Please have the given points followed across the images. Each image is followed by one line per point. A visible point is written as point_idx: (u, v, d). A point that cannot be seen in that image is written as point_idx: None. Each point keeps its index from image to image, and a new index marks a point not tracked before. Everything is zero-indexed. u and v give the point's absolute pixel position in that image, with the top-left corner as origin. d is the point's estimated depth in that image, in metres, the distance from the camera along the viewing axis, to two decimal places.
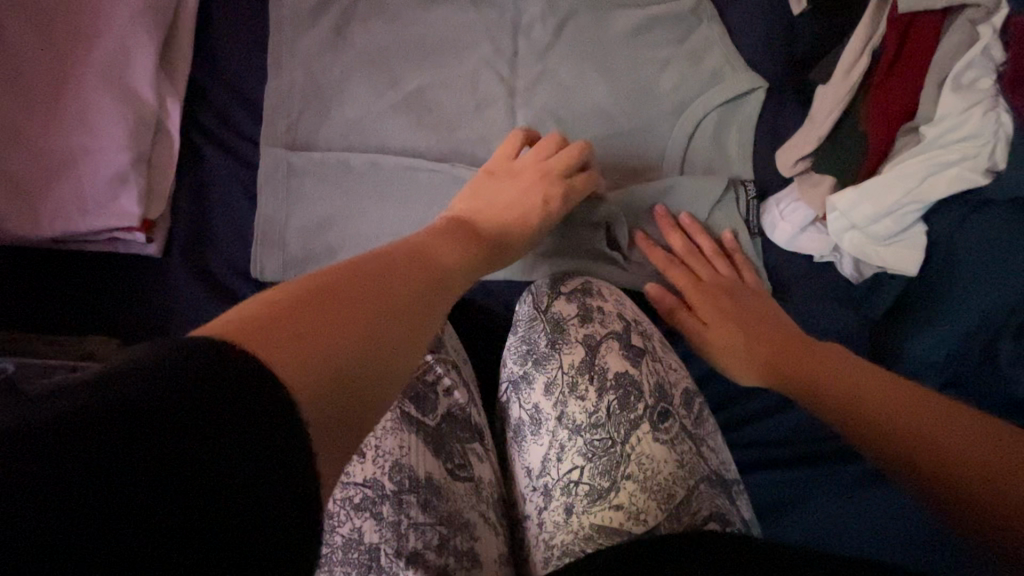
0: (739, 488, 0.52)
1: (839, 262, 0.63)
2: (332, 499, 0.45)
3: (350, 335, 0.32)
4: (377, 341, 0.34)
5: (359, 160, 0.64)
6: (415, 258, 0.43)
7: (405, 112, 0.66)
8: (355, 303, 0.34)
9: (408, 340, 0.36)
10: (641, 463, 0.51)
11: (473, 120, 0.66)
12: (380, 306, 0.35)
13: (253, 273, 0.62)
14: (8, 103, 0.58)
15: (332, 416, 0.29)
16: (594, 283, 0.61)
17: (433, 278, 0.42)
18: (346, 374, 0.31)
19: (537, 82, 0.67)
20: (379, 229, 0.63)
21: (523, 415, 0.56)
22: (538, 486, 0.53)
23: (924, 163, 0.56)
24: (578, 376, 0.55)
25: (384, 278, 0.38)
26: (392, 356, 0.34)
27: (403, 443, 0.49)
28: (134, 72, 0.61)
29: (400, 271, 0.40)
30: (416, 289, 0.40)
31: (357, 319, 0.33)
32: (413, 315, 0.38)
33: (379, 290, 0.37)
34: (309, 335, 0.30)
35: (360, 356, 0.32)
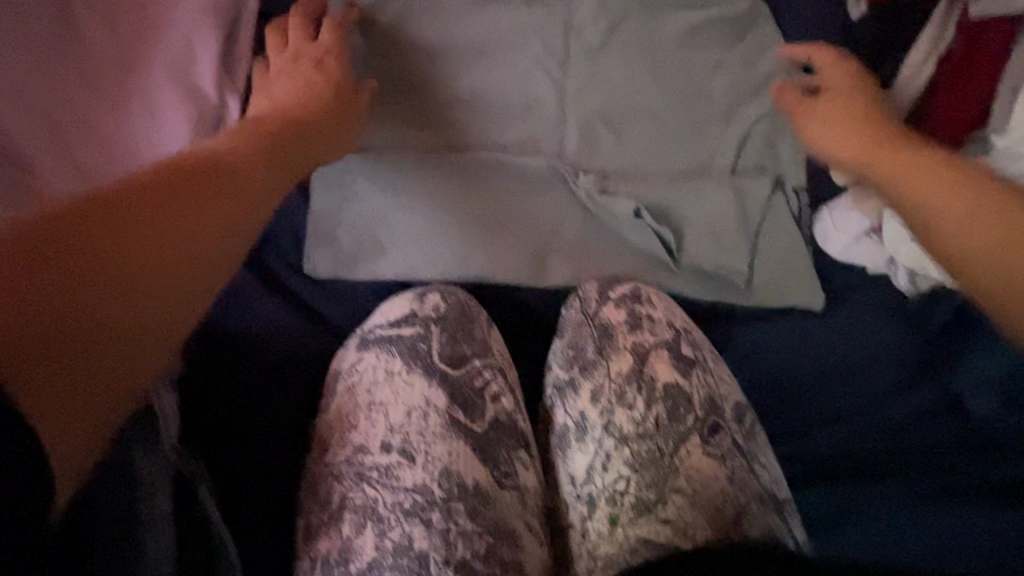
0: (793, 508, 0.51)
1: (894, 274, 0.62)
2: (383, 503, 0.46)
3: (64, 301, 0.32)
4: (137, 306, 0.35)
5: (413, 159, 0.64)
6: (173, 208, 0.39)
7: (455, 111, 0.66)
8: (69, 270, 0.33)
9: (179, 291, 0.37)
10: (689, 478, 0.50)
11: (522, 120, 0.66)
12: (120, 275, 0.34)
13: (306, 268, 0.63)
14: (76, 96, 0.60)
15: (60, 384, 0.32)
16: (643, 288, 0.60)
17: (231, 201, 0.42)
18: (73, 345, 0.32)
19: (589, 84, 0.66)
20: (423, 232, 0.63)
21: (568, 422, 0.55)
22: (582, 495, 0.52)
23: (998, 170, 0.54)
24: (626, 385, 0.54)
25: (145, 214, 0.37)
26: (162, 301, 0.36)
27: (452, 449, 0.49)
28: (196, 69, 0.62)
29: (175, 224, 0.38)
30: (161, 263, 0.36)
31: (109, 272, 0.34)
32: (187, 257, 0.38)
33: (117, 257, 0.35)
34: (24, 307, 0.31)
35: (97, 316, 0.33)
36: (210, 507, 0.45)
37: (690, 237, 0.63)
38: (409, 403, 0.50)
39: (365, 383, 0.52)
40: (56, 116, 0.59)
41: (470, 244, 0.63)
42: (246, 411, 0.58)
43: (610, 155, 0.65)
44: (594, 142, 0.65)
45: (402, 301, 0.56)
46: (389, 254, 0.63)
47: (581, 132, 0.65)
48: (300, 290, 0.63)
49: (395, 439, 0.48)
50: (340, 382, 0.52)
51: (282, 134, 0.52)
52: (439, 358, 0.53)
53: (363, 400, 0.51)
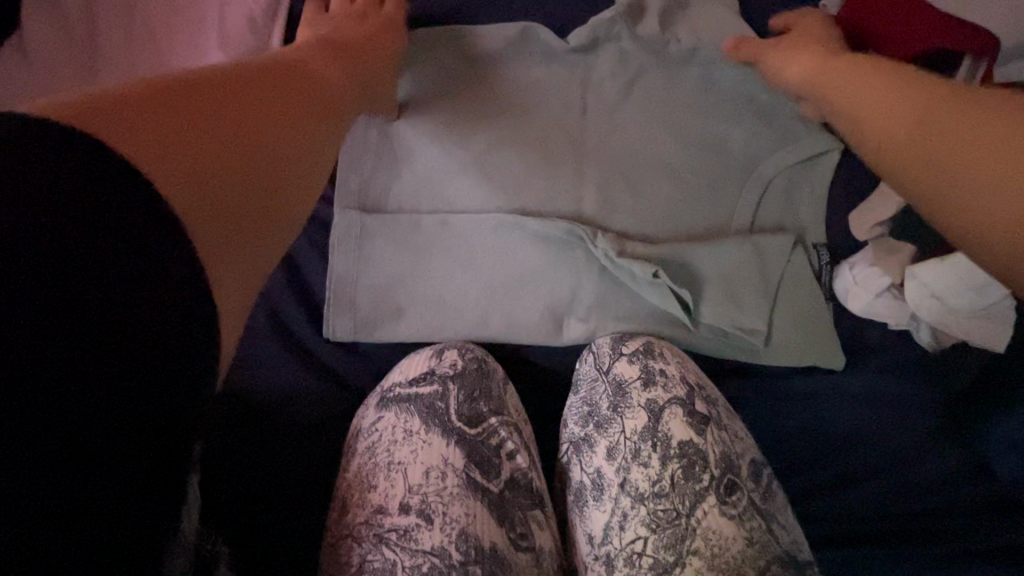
0: (813, 569, 0.50)
1: (916, 330, 0.62)
2: (402, 567, 0.46)
3: (223, 168, 0.34)
4: (265, 164, 0.37)
5: (431, 220, 0.66)
6: (283, 96, 0.41)
7: (474, 170, 0.68)
8: (216, 131, 0.35)
9: (293, 165, 0.40)
10: (707, 539, 0.50)
11: (541, 178, 0.68)
12: (252, 141, 0.37)
13: (326, 333, 0.64)
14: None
15: (227, 226, 0.34)
16: (656, 344, 0.61)
17: (323, 98, 0.45)
18: (230, 201, 0.34)
19: (606, 146, 0.68)
20: (447, 293, 0.65)
21: (584, 479, 0.55)
22: (599, 555, 0.52)
23: None
24: (641, 443, 0.55)
25: (264, 91, 0.40)
26: (283, 168, 0.39)
27: (469, 510, 0.49)
28: None
29: (286, 107, 0.40)
30: (278, 138, 0.39)
31: (246, 135, 0.36)
32: (294, 147, 0.40)
33: (249, 130, 0.37)
34: (189, 151, 0.33)
35: (242, 177, 0.35)
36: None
37: (707, 298, 0.63)
38: (426, 463, 0.51)
39: (384, 441, 0.53)
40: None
41: (493, 304, 0.65)
42: (270, 473, 0.59)
43: (627, 212, 0.67)
44: (613, 201, 0.67)
45: (421, 358, 0.58)
46: (410, 315, 0.65)
47: (600, 193, 0.67)
48: (320, 349, 0.64)
49: (413, 499, 0.49)
50: (361, 440, 0.54)
51: (354, 55, 0.53)
52: (456, 417, 0.55)
53: (381, 459, 0.52)
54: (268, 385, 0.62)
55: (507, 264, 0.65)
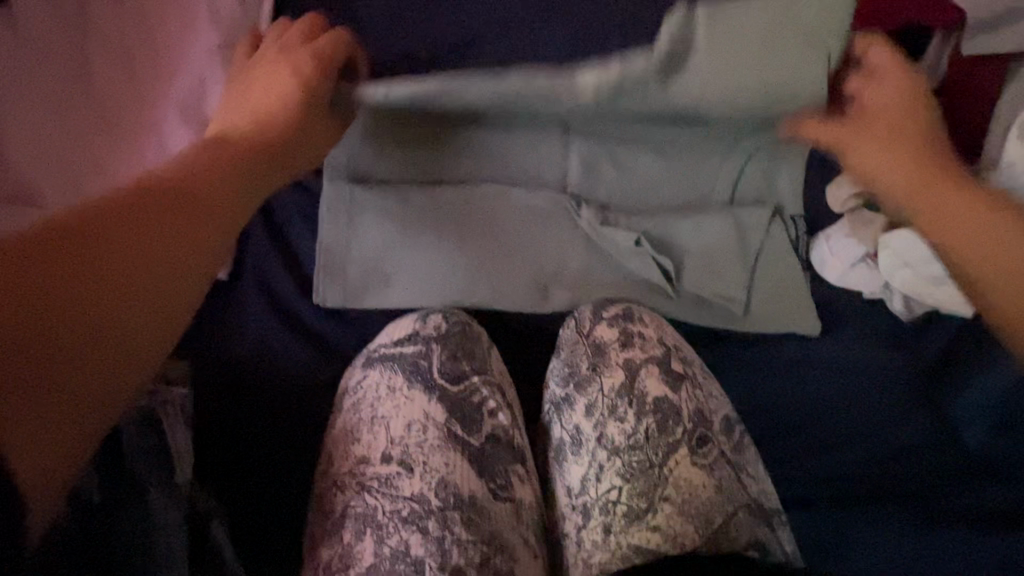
0: (782, 519, 0.52)
1: (889, 299, 0.64)
2: (382, 511, 0.48)
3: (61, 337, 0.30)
4: (131, 310, 0.32)
5: (416, 193, 0.67)
6: (165, 208, 0.36)
7: (462, 143, 0.68)
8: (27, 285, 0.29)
9: (180, 298, 0.35)
10: (678, 487, 0.52)
11: (527, 151, 0.69)
12: (114, 285, 0.32)
13: (315, 300, 0.65)
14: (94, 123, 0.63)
15: (57, 404, 0.29)
16: (635, 308, 0.62)
17: (229, 202, 0.39)
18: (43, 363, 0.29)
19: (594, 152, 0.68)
20: (429, 265, 0.66)
21: (564, 436, 0.57)
22: (576, 505, 0.54)
23: None
24: (618, 400, 0.56)
25: (145, 217, 0.35)
26: (160, 309, 0.33)
27: (449, 461, 0.51)
28: (205, 102, 0.64)
29: (148, 220, 0.34)
30: (156, 275, 0.34)
31: (108, 282, 0.32)
32: (182, 276, 0.35)
33: (81, 268, 0.31)
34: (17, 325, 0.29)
35: (92, 335, 0.31)
36: (222, 539, 0.47)
37: (688, 268, 0.65)
38: (409, 416, 0.53)
39: (369, 398, 0.55)
40: (73, 140, 0.62)
41: (477, 276, 0.65)
42: (259, 435, 0.60)
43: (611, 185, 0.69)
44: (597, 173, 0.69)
45: (406, 321, 0.59)
46: (394, 286, 0.66)
47: (586, 169, 0.69)
48: (308, 315, 0.66)
49: (395, 450, 0.51)
50: (347, 398, 0.56)
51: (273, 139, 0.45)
52: (439, 375, 0.56)
53: (366, 414, 0.54)
54: (257, 351, 0.63)
55: (494, 232, 0.67)
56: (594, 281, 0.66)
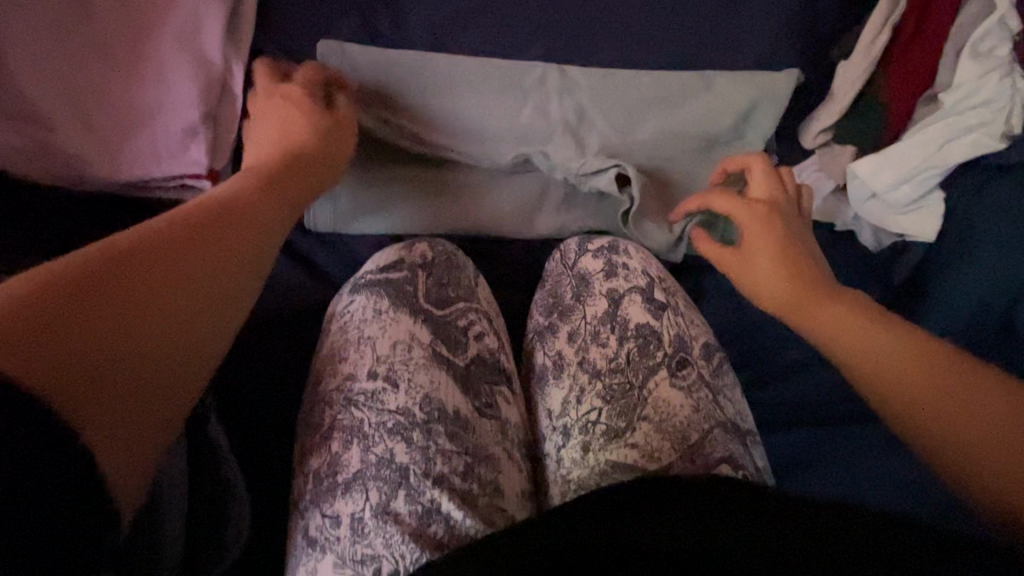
0: (755, 438, 0.54)
1: (859, 231, 0.67)
2: (368, 423, 0.49)
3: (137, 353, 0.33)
4: (188, 331, 0.36)
5: (402, 132, 0.62)
6: (205, 235, 0.39)
7: (448, 75, 0.62)
8: (108, 324, 0.32)
9: (222, 317, 0.39)
10: (656, 407, 0.53)
11: (513, 91, 0.62)
12: (171, 307, 0.35)
13: (309, 224, 0.65)
14: (87, 56, 0.57)
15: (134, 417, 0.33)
16: (621, 241, 0.63)
17: (255, 231, 0.43)
18: (125, 391, 0.32)
19: (586, 105, 0.63)
20: (419, 193, 0.66)
21: (547, 361, 0.59)
22: (557, 426, 0.55)
23: (946, 129, 0.60)
24: (601, 326, 0.58)
25: (190, 245, 0.38)
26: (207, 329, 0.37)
27: (434, 378, 0.53)
28: (203, 33, 0.58)
29: (191, 248, 0.38)
30: (201, 296, 0.37)
31: (168, 306, 0.35)
32: (221, 297, 0.39)
33: (156, 302, 0.35)
34: (101, 344, 0.32)
35: (157, 351, 0.34)
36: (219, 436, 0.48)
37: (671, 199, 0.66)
38: (395, 337, 0.54)
39: (356, 320, 0.56)
40: (68, 76, 0.57)
41: (466, 205, 0.66)
42: (249, 367, 0.58)
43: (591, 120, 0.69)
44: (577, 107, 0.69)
45: (392, 249, 0.61)
46: (387, 212, 0.66)
47: (577, 110, 0.63)
48: (295, 236, 0.65)
49: (380, 367, 0.52)
50: (335, 321, 0.57)
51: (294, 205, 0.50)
52: (425, 299, 0.58)
53: (353, 335, 0.55)
54: None
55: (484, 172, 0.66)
56: (580, 212, 0.67)
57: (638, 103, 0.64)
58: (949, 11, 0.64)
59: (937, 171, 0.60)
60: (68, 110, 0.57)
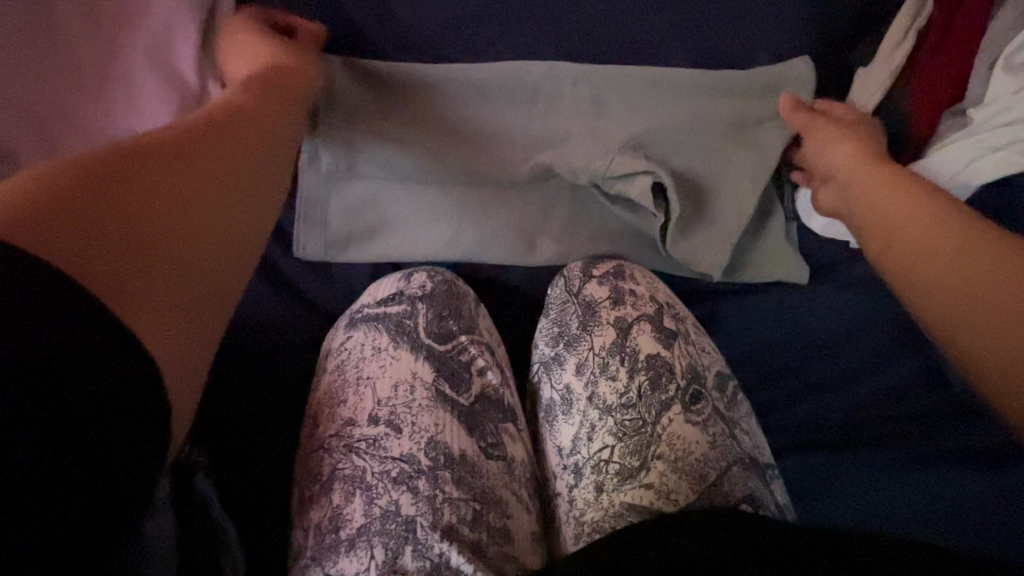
0: (774, 473, 0.52)
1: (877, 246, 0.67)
2: (371, 472, 0.47)
3: (169, 250, 0.34)
4: (212, 232, 0.37)
5: (411, 139, 0.60)
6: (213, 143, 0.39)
7: (456, 76, 0.59)
8: (126, 218, 0.32)
9: (239, 221, 0.39)
10: (671, 444, 0.51)
11: (524, 91, 0.60)
12: (195, 208, 0.36)
13: (297, 254, 0.62)
14: (50, 77, 0.53)
15: (181, 309, 0.33)
16: (627, 265, 0.61)
17: (259, 142, 0.43)
18: (166, 281, 0.33)
19: (603, 97, 0.60)
20: (415, 215, 0.63)
21: (554, 395, 0.56)
22: (568, 464, 0.53)
23: (971, 147, 0.58)
24: (610, 357, 0.55)
25: (204, 150, 0.38)
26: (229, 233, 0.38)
27: (438, 421, 0.50)
28: (177, 53, 0.55)
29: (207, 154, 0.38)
30: (216, 200, 0.38)
31: (192, 207, 0.36)
32: (238, 203, 0.39)
33: (181, 202, 0.35)
34: (132, 237, 0.32)
35: (186, 248, 0.35)
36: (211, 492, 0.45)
37: (698, 213, 0.62)
38: (396, 377, 0.52)
39: (354, 359, 0.53)
40: (34, 102, 0.53)
41: (467, 226, 0.63)
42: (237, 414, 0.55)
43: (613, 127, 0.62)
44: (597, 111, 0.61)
45: (390, 281, 0.58)
46: (384, 234, 0.63)
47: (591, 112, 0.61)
48: (285, 267, 0.62)
49: (382, 411, 0.50)
50: (331, 359, 0.54)
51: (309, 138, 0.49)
52: (425, 334, 0.55)
53: (351, 375, 0.52)
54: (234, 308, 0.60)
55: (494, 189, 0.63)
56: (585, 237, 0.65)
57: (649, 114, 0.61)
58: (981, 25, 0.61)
59: (965, 187, 0.59)
60: (32, 138, 0.53)
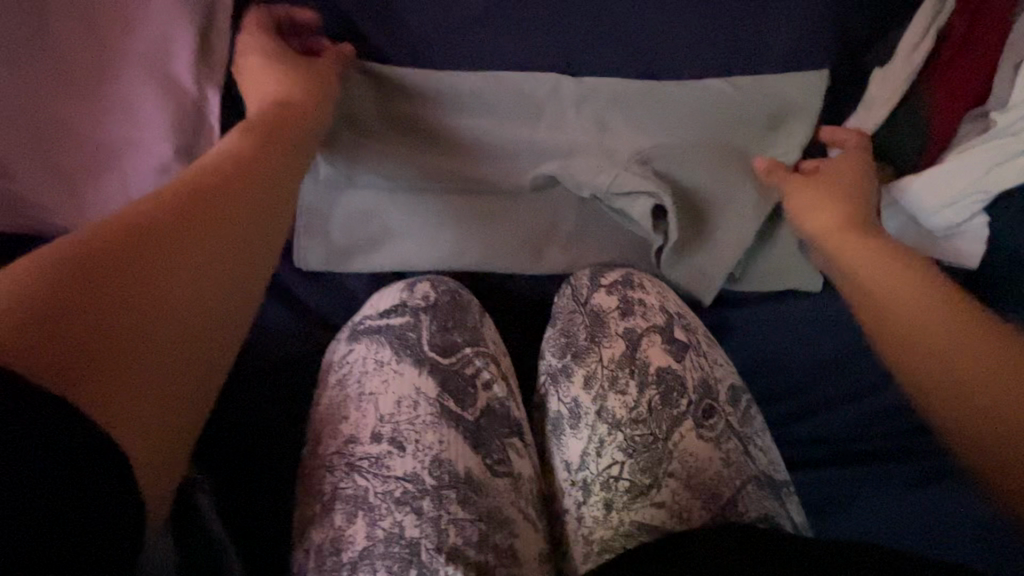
0: (790, 491, 0.50)
1: None
2: (373, 493, 0.45)
3: (156, 330, 0.34)
4: (206, 298, 0.36)
5: (417, 155, 0.59)
6: (213, 200, 0.39)
7: (461, 92, 0.57)
8: (106, 306, 0.32)
9: (237, 282, 0.38)
10: (682, 462, 0.49)
11: (530, 104, 0.58)
12: (189, 282, 0.36)
13: (297, 264, 0.61)
14: (44, 82, 0.52)
15: (168, 386, 0.33)
16: (636, 274, 0.60)
17: (264, 188, 0.41)
18: (150, 363, 0.33)
19: (607, 110, 0.59)
20: (414, 223, 0.61)
21: (561, 409, 0.55)
22: (576, 480, 0.52)
23: (991, 152, 0.57)
24: (619, 370, 0.54)
25: (203, 210, 0.38)
26: (225, 300, 0.37)
27: (442, 438, 0.49)
28: (173, 58, 0.53)
29: (206, 215, 0.38)
30: (213, 264, 0.37)
31: (184, 279, 0.36)
32: (237, 263, 0.39)
33: (173, 276, 0.35)
34: (107, 323, 0.32)
35: (177, 324, 0.35)
36: (209, 509, 0.43)
37: (705, 224, 0.61)
38: (399, 393, 0.50)
39: (356, 373, 0.51)
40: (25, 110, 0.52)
41: (469, 234, 0.61)
42: (238, 428, 0.54)
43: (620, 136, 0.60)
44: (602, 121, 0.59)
45: (392, 292, 0.56)
46: (385, 246, 0.61)
47: (597, 127, 0.59)
48: (286, 277, 0.61)
49: (385, 428, 0.48)
50: (332, 373, 0.52)
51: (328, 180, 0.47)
52: (429, 346, 0.53)
53: (352, 390, 0.50)
54: None
55: (497, 200, 0.62)
56: (592, 245, 0.63)
57: (659, 122, 0.59)
58: (999, 29, 0.60)
59: (984, 194, 0.58)
60: (28, 146, 0.53)
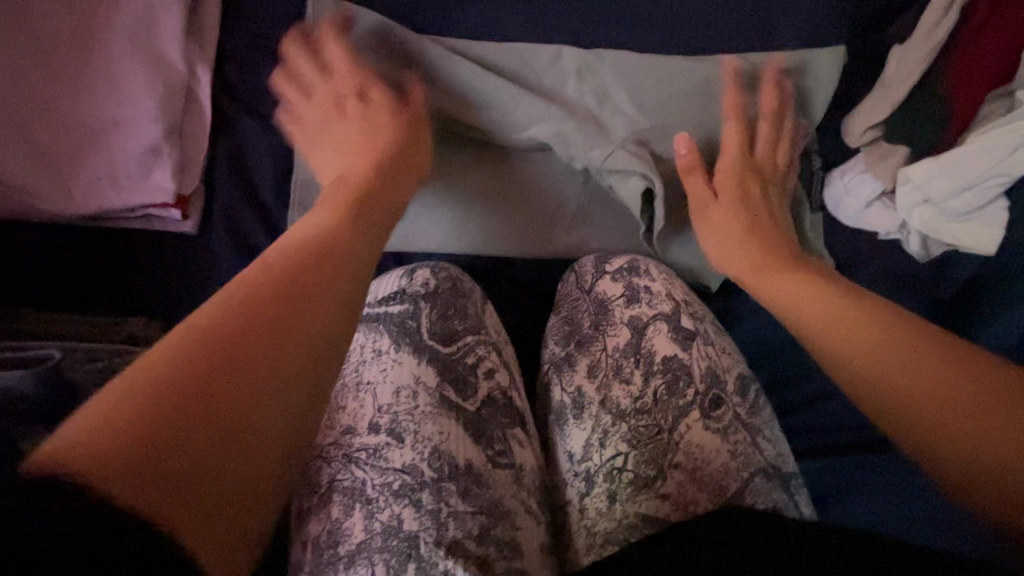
0: (798, 482, 0.49)
1: (906, 239, 0.63)
2: (371, 484, 0.44)
3: (249, 442, 0.28)
4: (297, 391, 0.30)
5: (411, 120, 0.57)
6: (299, 280, 0.34)
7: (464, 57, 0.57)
8: (200, 418, 0.26)
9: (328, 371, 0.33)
10: (689, 453, 0.48)
11: (532, 71, 0.57)
12: (283, 370, 0.30)
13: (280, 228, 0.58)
14: (30, 66, 0.51)
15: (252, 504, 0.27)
16: (641, 261, 0.58)
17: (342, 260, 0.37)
18: (242, 479, 0.27)
19: (608, 86, 0.57)
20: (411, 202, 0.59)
21: (564, 399, 0.53)
22: (579, 471, 0.51)
23: (1014, 134, 0.54)
24: (623, 359, 0.53)
25: (290, 295, 0.33)
26: (313, 391, 0.31)
27: (442, 429, 0.48)
28: (161, 35, 0.53)
29: (290, 297, 0.33)
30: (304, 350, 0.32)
31: (274, 374, 0.30)
32: (328, 343, 0.33)
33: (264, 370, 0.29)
34: (201, 436, 0.26)
35: (270, 427, 0.29)
36: None
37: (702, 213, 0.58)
38: (398, 382, 0.49)
39: (354, 361, 0.50)
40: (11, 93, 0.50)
41: (469, 217, 0.60)
42: None
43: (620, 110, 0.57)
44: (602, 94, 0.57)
45: (392, 278, 0.55)
46: None
47: (597, 101, 0.57)
48: None
49: (383, 419, 0.47)
50: None
51: (365, 180, 0.45)
52: (429, 335, 0.52)
53: (350, 380, 0.49)
54: None
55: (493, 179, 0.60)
56: (594, 229, 0.62)
57: (662, 99, 0.57)
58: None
59: (1005, 177, 0.55)
60: (9, 131, 0.50)
